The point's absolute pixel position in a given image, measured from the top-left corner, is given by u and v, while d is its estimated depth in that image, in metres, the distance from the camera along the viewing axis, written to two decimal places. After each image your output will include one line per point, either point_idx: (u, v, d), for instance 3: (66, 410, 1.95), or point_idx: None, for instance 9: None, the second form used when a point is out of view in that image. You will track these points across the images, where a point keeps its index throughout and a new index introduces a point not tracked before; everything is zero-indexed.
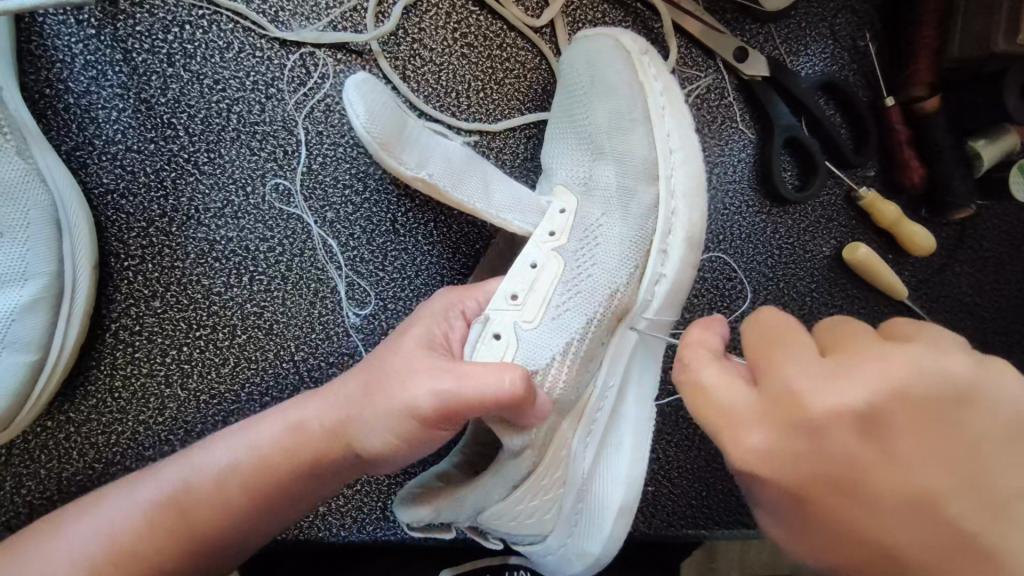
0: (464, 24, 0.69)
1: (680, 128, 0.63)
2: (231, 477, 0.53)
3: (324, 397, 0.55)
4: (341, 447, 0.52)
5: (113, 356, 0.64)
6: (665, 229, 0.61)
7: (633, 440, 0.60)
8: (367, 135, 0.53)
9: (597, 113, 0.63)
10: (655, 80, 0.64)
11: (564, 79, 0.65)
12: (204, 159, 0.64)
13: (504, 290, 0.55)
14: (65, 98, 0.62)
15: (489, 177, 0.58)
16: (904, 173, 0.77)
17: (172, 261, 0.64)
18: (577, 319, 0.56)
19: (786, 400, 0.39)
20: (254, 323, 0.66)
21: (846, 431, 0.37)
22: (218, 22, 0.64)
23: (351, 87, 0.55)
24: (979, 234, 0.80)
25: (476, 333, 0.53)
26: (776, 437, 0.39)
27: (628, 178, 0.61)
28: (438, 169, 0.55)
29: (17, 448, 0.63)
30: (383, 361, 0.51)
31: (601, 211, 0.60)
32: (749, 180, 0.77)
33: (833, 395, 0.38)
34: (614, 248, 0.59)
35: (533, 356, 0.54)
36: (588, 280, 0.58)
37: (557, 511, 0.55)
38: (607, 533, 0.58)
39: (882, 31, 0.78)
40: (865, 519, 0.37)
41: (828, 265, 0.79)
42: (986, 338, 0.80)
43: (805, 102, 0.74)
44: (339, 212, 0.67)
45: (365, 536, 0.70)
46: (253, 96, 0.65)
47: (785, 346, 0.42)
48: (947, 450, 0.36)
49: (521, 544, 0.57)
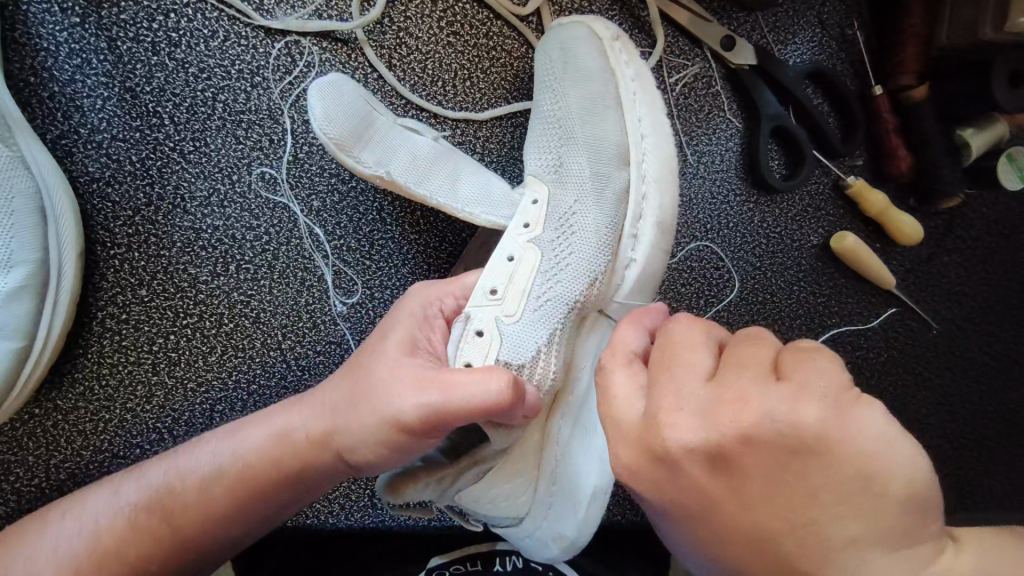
0: (451, 12, 0.69)
1: (651, 113, 0.63)
2: (216, 481, 0.54)
3: (309, 402, 0.55)
4: (327, 454, 0.53)
5: (100, 344, 0.64)
6: (636, 214, 0.61)
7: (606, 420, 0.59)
8: (323, 136, 0.55)
9: (570, 101, 0.62)
10: (627, 66, 0.65)
11: (538, 69, 0.65)
12: (190, 148, 0.65)
13: (483, 285, 0.55)
14: (50, 86, 0.62)
15: (457, 171, 0.58)
16: (892, 162, 0.77)
17: (158, 249, 0.65)
18: (557, 309, 0.56)
19: (651, 429, 0.38)
20: (241, 312, 0.66)
21: (697, 467, 0.37)
22: (202, 11, 0.64)
23: (312, 91, 0.56)
24: (967, 223, 0.80)
25: (459, 330, 0.53)
26: (639, 460, 0.39)
27: (601, 164, 0.61)
28: (401, 167, 0.57)
29: (5, 435, 0.63)
30: (368, 366, 0.52)
31: (574, 199, 0.60)
32: (736, 169, 0.78)
33: (689, 433, 0.37)
34: (589, 235, 0.59)
35: (518, 348, 0.54)
36: (566, 269, 0.58)
37: (532, 493, 0.56)
38: (583, 518, 0.55)
39: (871, 20, 0.78)
40: (713, 536, 0.39)
41: (816, 254, 0.79)
42: (973, 327, 0.80)
43: (792, 89, 0.74)
44: (325, 201, 0.67)
45: (353, 522, 0.71)
46: (239, 84, 0.65)
47: (675, 367, 0.40)
48: (790, 492, 0.36)
49: (498, 527, 0.57)
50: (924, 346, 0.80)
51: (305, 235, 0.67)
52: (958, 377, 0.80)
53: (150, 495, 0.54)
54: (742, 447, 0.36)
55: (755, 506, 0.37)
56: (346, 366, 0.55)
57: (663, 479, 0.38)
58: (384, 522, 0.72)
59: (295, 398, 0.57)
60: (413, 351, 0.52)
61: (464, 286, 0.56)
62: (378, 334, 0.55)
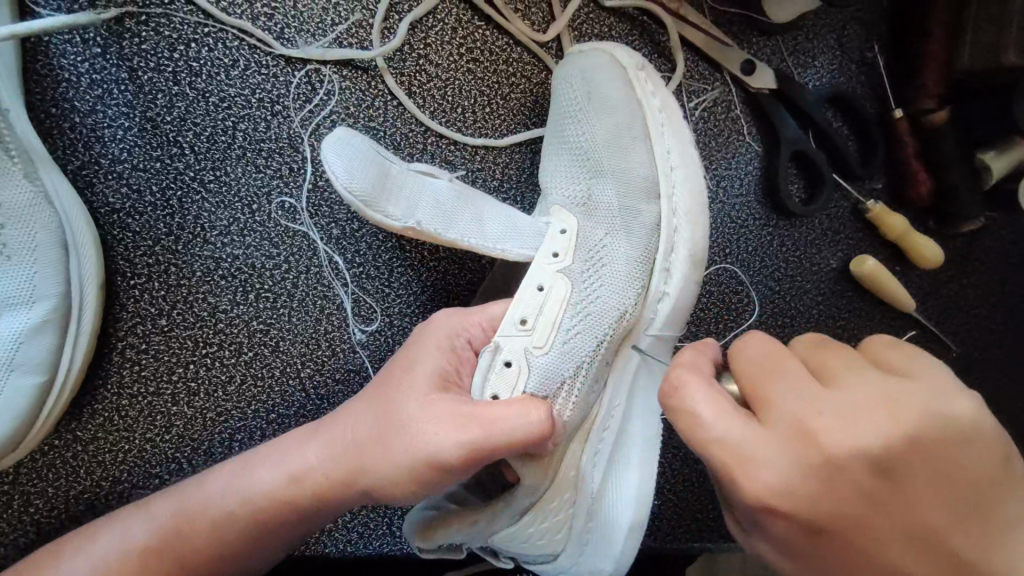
0: (471, 39, 0.68)
1: (679, 146, 0.63)
2: (230, 515, 0.53)
3: (324, 434, 0.54)
4: (345, 490, 0.52)
5: (120, 374, 0.64)
6: (668, 247, 0.62)
7: (639, 452, 0.59)
8: (350, 195, 0.52)
9: (595, 130, 0.62)
10: (652, 96, 0.64)
11: (559, 96, 0.64)
12: (210, 177, 0.64)
13: (513, 316, 0.54)
14: (71, 117, 0.62)
15: (483, 209, 0.56)
16: (912, 185, 0.76)
17: (178, 279, 0.64)
18: (587, 342, 0.56)
19: (800, 436, 0.38)
20: (260, 341, 0.66)
21: (859, 473, 0.37)
22: (223, 40, 0.64)
23: (329, 138, 0.53)
24: (986, 246, 0.79)
25: (488, 360, 0.52)
26: (790, 475, 0.37)
27: (628, 196, 0.61)
28: (427, 214, 0.54)
29: (25, 467, 0.63)
30: (393, 394, 0.51)
31: (605, 231, 0.60)
32: (755, 193, 0.77)
33: (847, 436, 0.37)
34: (620, 268, 0.59)
35: (547, 379, 0.54)
36: (596, 301, 0.58)
37: (568, 531, 0.55)
38: (619, 552, 0.56)
39: (890, 43, 0.77)
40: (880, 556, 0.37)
41: (835, 278, 0.78)
42: (992, 351, 0.80)
43: (812, 114, 0.74)
44: (345, 229, 0.66)
45: (372, 550, 0.71)
46: (259, 113, 0.65)
47: (779, 377, 0.40)
48: (951, 489, 0.37)
49: (533, 564, 0.57)
50: None
51: (338, 267, 0.66)
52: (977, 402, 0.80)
53: (163, 532, 0.54)
54: (911, 450, 0.37)
55: (915, 511, 0.37)
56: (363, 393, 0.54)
57: (814, 492, 0.37)
58: (402, 549, 0.71)
59: (309, 426, 0.56)
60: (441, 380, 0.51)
61: (492, 317, 0.56)
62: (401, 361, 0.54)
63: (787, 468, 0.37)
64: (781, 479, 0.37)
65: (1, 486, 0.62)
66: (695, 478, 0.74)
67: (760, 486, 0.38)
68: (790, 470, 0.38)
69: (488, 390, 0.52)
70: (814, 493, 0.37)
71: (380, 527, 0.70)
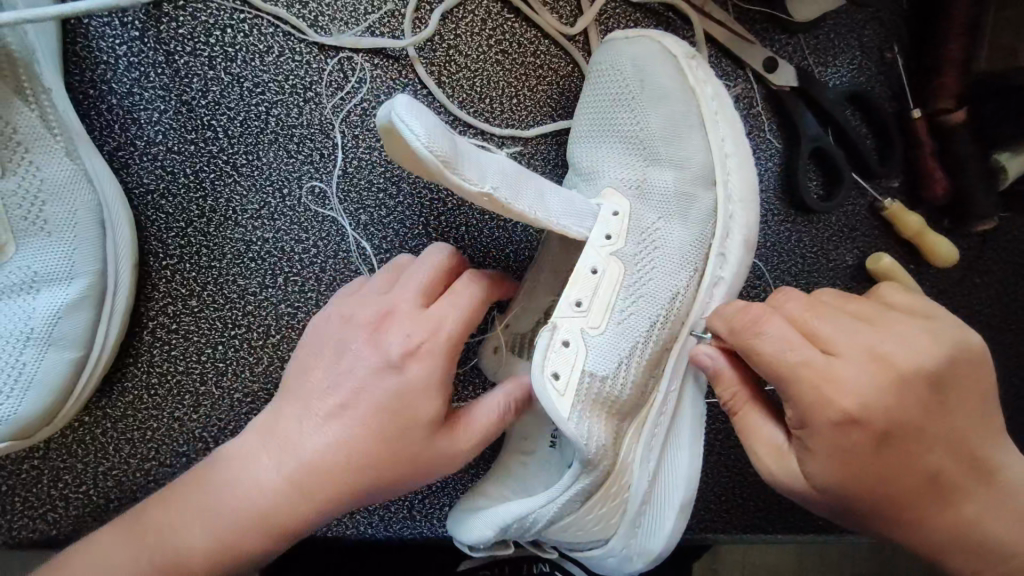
0: (500, 31, 0.69)
1: (733, 134, 0.65)
2: (212, 556, 0.51)
3: (286, 452, 0.51)
4: (314, 505, 0.51)
5: (150, 353, 0.65)
6: (723, 232, 0.63)
7: (690, 435, 0.61)
8: (429, 154, 0.47)
9: (650, 119, 0.64)
10: (705, 83, 0.65)
11: (606, 82, 0.65)
12: (243, 161, 0.65)
13: (569, 298, 0.57)
14: (108, 99, 0.63)
15: (542, 185, 0.55)
16: (928, 184, 0.77)
17: (209, 261, 0.65)
18: (642, 322, 0.60)
19: (874, 358, 0.46)
20: (288, 324, 0.66)
21: (920, 388, 0.46)
22: (258, 26, 0.65)
23: (393, 109, 0.47)
24: (1000, 245, 0.80)
25: (548, 340, 0.55)
26: (874, 391, 0.45)
27: (683, 183, 0.63)
28: (496, 181, 0.51)
29: (55, 442, 0.64)
30: (392, 407, 0.52)
31: (658, 215, 0.63)
32: (773, 189, 0.78)
33: (909, 357, 0.46)
34: (673, 253, 0.62)
35: (605, 358, 0.58)
36: (649, 283, 0.61)
37: (622, 515, 0.57)
38: (671, 530, 0.57)
39: (910, 44, 0.78)
40: (927, 453, 0.47)
41: (851, 274, 0.79)
42: (1002, 351, 0.81)
43: (833, 113, 0.74)
44: (372, 215, 0.67)
45: (391, 534, 0.71)
46: (292, 99, 0.66)
47: (841, 317, 0.48)
48: (974, 401, 0.47)
49: (582, 550, 0.58)
50: None
51: (371, 256, 0.67)
52: None
53: None
54: (952, 368, 0.46)
55: (950, 419, 0.47)
56: (314, 401, 0.53)
57: (888, 402, 0.46)
58: (421, 534, 0.71)
59: (258, 442, 0.53)
60: (442, 378, 0.52)
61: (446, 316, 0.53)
62: (361, 351, 0.53)
63: (870, 384, 0.46)
64: (850, 393, 0.46)
65: (31, 461, 0.64)
66: (708, 467, 0.76)
67: (846, 398, 0.46)
68: (869, 386, 0.46)
69: (549, 368, 0.55)
70: (888, 405, 0.46)
71: (400, 511, 0.71)
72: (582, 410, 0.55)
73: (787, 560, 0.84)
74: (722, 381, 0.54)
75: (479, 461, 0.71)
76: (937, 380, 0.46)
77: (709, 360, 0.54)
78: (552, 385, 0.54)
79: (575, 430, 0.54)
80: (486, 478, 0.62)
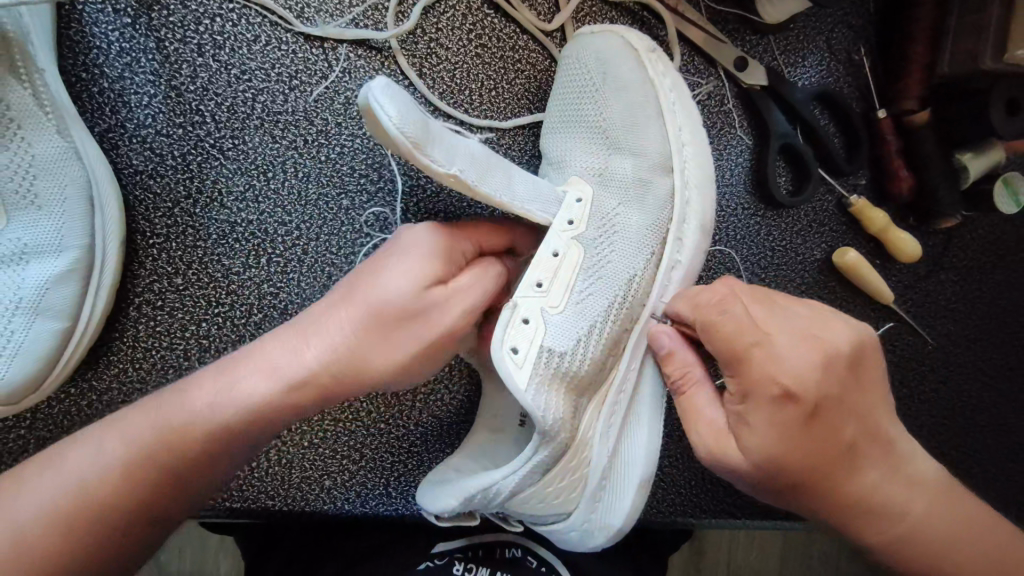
0: (480, 25, 0.72)
1: (689, 125, 0.68)
2: (207, 431, 0.51)
3: (296, 336, 0.53)
4: (310, 401, 0.53)
5: (135, 329, 0.67)
6: (680, 219, 0.66)
7: (649, 415, 0.64)
8: (400, 134, 0.49)
9: (612, 109, 0.67)
10: (664, 76, 0.68)
11: (573, 75, 0.68)
12: (229, 145, 0.68)
13: (531, 278, 0.59)
14: (100, 82, 0.66)
15: (510, 171, 0.58)
16: (893, 182, 0.80)
17: (195, 241, 0.68)
18: (599, 302, 0.62)
19: (808, 336, 0.50)
20: (270, 303, 0.69)
21: (845, 363, 0.50)
22: (247, 16, 0.68)
23: (369, 88, 0.49)
24: (964, 243, 0.84)
25: (509, 315, 0.57)
26: (810, 364, 0.49)
27: (642, 170, 0.66)
28: (465, 166, 0.54)
29: (41, 413, 0.65)
30: (421, 331, 0.53)
31: (618, 201, 0.66)
32: (744, 183, 0.81)
33: (833, 336, 0.50)
34: (633, 236, 0.65)
35: (562, 334, 0.60)
36: (607, 265, 0.64)
37: (581, 491, 0.59)
38: (629, 505, 0.60)
39: (877, 47, 0.82)
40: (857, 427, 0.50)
41: (818, 268, 0.82)
42: (966, 344, 0.85)
43: (800, 111, 0.77)
44: (354, 200, 0.70)
45: (367, 509, 0.73)
46: (277, 87, 0.68)
47: (771, 303, 0.53)
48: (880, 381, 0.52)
49: (545, 524, 0.60)
50: (921, 361, 0.84)
51: (354, 242, 0.70)
52: (951, 391, 0.85)
53: (151, 447, 0.51)
54: (865, 346, 0.51)
55: (867, 398, 0.51)
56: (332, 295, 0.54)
57: (825, 378, 0.49)
58: (398, 512, 0.73)
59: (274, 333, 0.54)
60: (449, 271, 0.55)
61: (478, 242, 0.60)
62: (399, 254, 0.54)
63: (806, 360, 0.49)
64: (805, 365, 0.48)
65: (18, 431, 0.65)
66: (676, 452, 0.78)
67: (786, 375, 0.48)
68: (806, 364, 0.49)
69: (507, 343, 0.57)
70: (823, 380, 0.49)
71: (376, 488, 0.73)
72: (539, 381, 0.57)
73: (767, 547, 0.88)
74: (674, 360, 0.58)
75: (448, 442, 0.74)
76: (864, 351, 0.51)
77: (667, 339, 0.58)
78: (510, 359, 0.56)
79: (532, 401, 0.55)
80: (455, 455, 0.65)
